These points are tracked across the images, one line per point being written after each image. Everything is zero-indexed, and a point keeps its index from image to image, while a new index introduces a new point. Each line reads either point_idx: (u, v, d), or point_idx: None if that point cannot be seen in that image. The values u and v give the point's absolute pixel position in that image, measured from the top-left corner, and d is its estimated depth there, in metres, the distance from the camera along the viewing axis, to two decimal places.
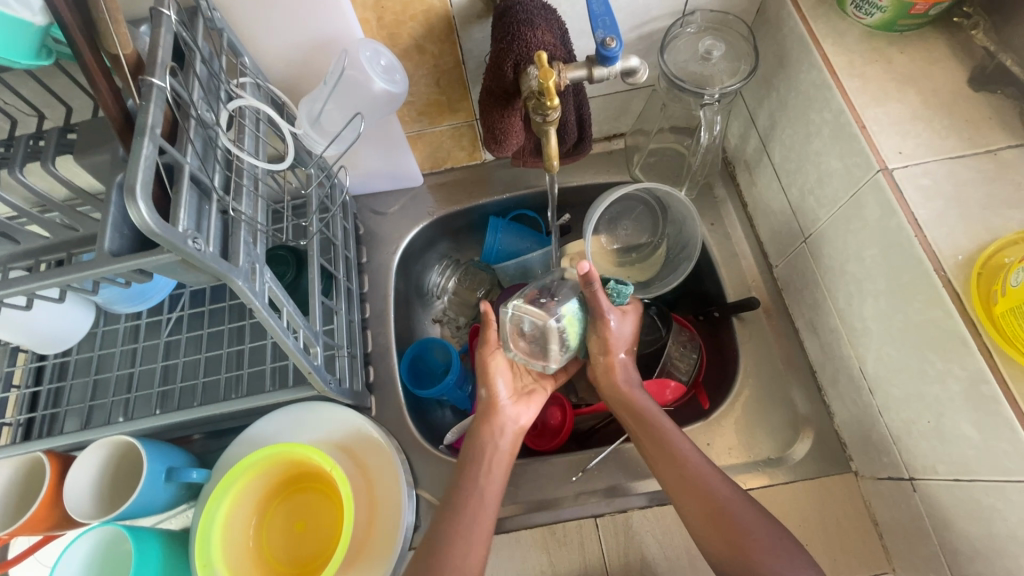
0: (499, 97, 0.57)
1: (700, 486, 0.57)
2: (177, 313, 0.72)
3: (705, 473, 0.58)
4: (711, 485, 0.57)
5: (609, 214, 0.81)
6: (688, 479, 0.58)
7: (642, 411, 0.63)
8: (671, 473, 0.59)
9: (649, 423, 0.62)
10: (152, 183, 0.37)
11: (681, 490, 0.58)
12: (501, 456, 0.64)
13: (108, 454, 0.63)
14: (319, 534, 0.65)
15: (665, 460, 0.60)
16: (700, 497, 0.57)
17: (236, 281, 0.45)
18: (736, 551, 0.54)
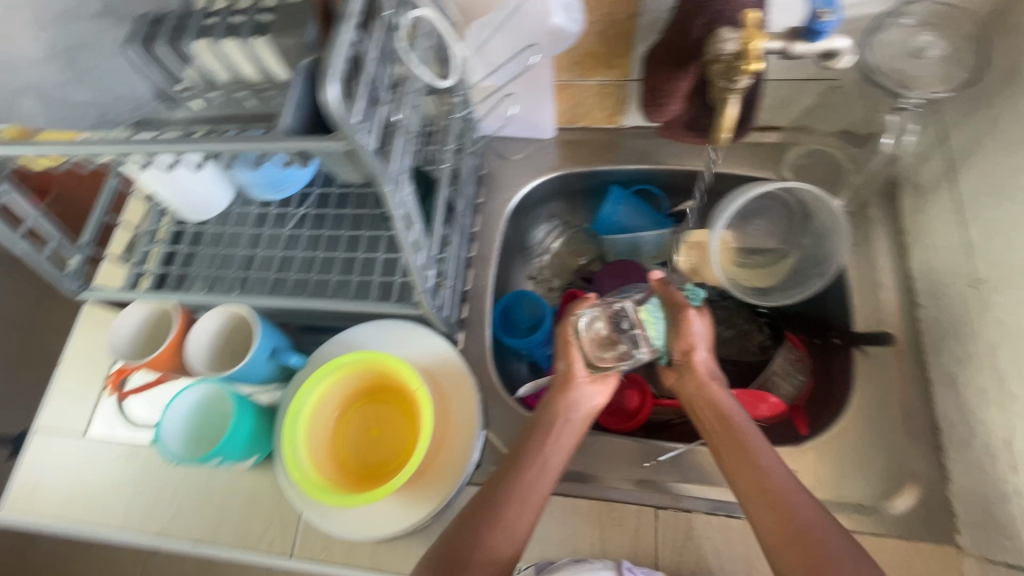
0: (676, 56, 0.54)
1: (776, 495, 0.52)
2: (305, 209, 0.76)
3: (789, 485, 0.53)
4: (790, 497, 0.52)
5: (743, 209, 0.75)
6: (761, 485, 0.53)
7: (721, 412, 0.59)
8: (748, 477, 0.54)
9: (728, 423, 0.58)
10: (346, 69, 0.38)
11: (754, 495, 0.53)
12: (570, 431, 0.62)
13: (226, 320, 0.69)
14: (389, 445, 0.68)
15: (740, 463, 0.55)
16: (773, 506, 0.52)
17: (386, 184, 0.46)
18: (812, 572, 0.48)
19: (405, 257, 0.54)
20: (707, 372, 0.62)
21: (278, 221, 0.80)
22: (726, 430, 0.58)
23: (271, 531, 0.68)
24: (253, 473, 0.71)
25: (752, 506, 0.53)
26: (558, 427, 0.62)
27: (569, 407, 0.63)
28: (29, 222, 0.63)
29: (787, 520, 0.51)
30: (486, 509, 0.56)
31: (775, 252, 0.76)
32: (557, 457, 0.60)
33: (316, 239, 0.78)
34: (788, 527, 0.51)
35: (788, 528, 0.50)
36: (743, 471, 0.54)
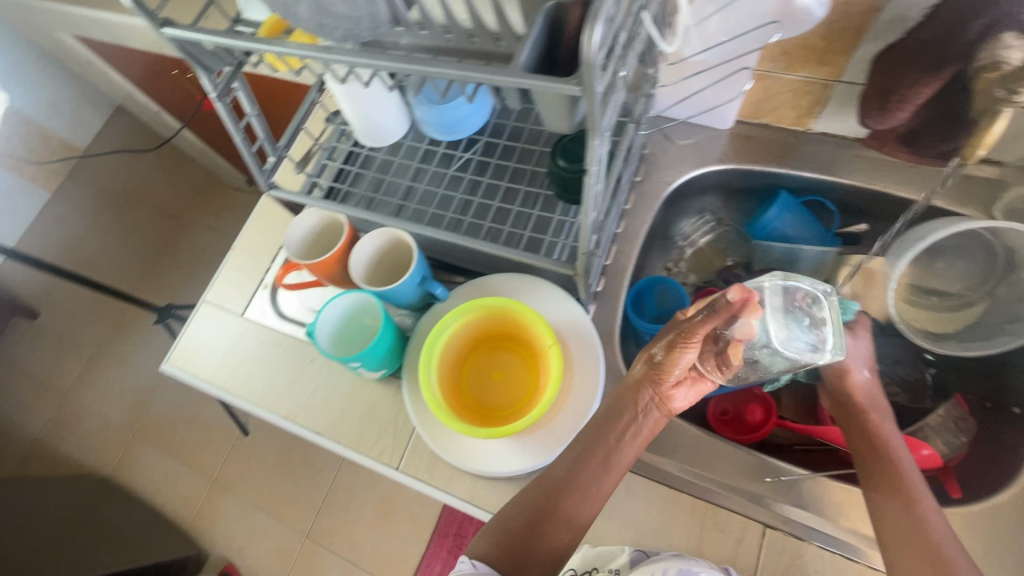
0: (930, 58, 0.48)
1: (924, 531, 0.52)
2: (472, 154, 0.79)
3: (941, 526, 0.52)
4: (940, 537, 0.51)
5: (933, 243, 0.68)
6: (911, 518, 0.53)
7: (878, 441, 0.58)
8: (898, 509, 0.53)
9: (885, 452, 0.57)
10: (606, 14, 0.39)
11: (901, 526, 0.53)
12: (641, 433, 0.59)
13: (387, 242, 0.74)
14: (508, 391, 0.70)
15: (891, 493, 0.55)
16: (921, 543, 0.51)
17: (598, 137, 0.47)
18: None
19: (583, 214, 0.55)
20: (867, 393, 0.61)
21: (443, 161, 0.84)
22: (882, 459, 0.57)
23: (384, 439, 0.74)
24: (377, 384, 0.77)
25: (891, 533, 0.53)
26: (629, 423, 0.59)
27: (649, 401, 0.59)
28: (248, 118, 0.71)
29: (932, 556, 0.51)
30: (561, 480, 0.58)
31: (960, 300, 0.68)
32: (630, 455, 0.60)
33: (475, 185, 0.82)
34: (926, 557, 0.51)
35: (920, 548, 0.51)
36: (887, 488, 0.55)
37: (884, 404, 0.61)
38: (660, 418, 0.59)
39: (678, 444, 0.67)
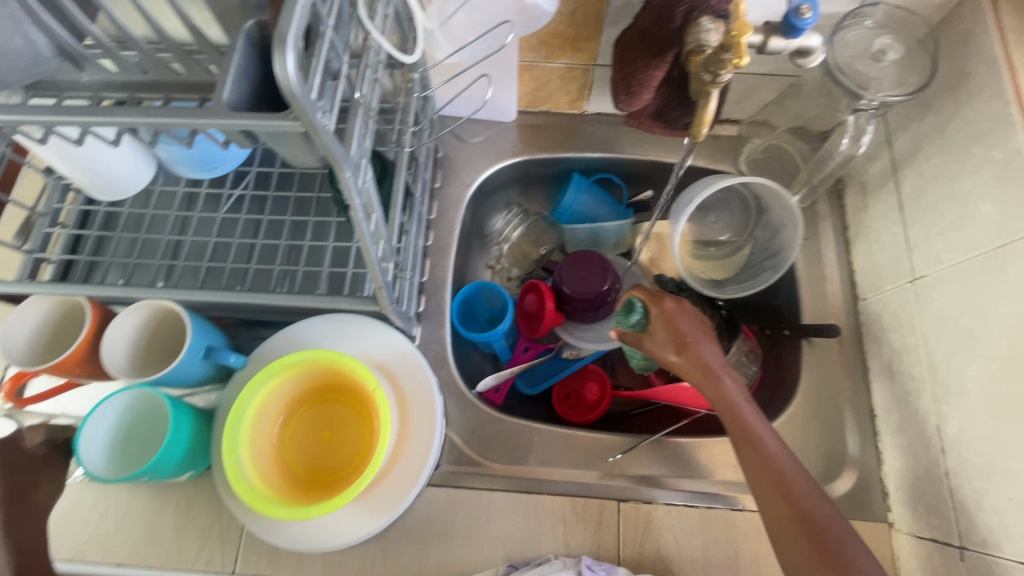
0: (652, 44, 0.52)
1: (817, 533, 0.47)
2: (242, 191, 0.69)
3: (826, 513, 0.48)
4: (833, 532, 0.47)
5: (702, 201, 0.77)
6: (800, 526, 0.47)
7: (741, 420, 0.53)
8: (773, 496, 0.49)
9: (749, 431, 0.52)
10: (302, 38, 0.33)
11: (779, 519, 0.49)
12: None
13: (145, 319, 0.61)
14: (343, 448, 0.63)
15: (768, 486, 0.50)
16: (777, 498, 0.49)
17: (345, 171, 0.41)
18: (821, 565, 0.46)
19: (363, 250, 0.49)
20: (700, 359, 0.57)
21: (210, 203, 0.71)
22: (742, 434, 0.52)
23: (209, 545, 0.62)
24: (186, 483, 0.64)
25: (781, 534, 0.48)
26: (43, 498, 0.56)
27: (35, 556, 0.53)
28: None
29: (835, 564, 0.46)
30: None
31: (733, 245, 0.78)
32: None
33: (256, 225, 0.71)
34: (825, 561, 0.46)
35: (823, 553, 0.46)
36: (743, 445, 0.52)
37: (721, 363, 0.57)
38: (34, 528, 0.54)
39: (531, 446, 0.68)
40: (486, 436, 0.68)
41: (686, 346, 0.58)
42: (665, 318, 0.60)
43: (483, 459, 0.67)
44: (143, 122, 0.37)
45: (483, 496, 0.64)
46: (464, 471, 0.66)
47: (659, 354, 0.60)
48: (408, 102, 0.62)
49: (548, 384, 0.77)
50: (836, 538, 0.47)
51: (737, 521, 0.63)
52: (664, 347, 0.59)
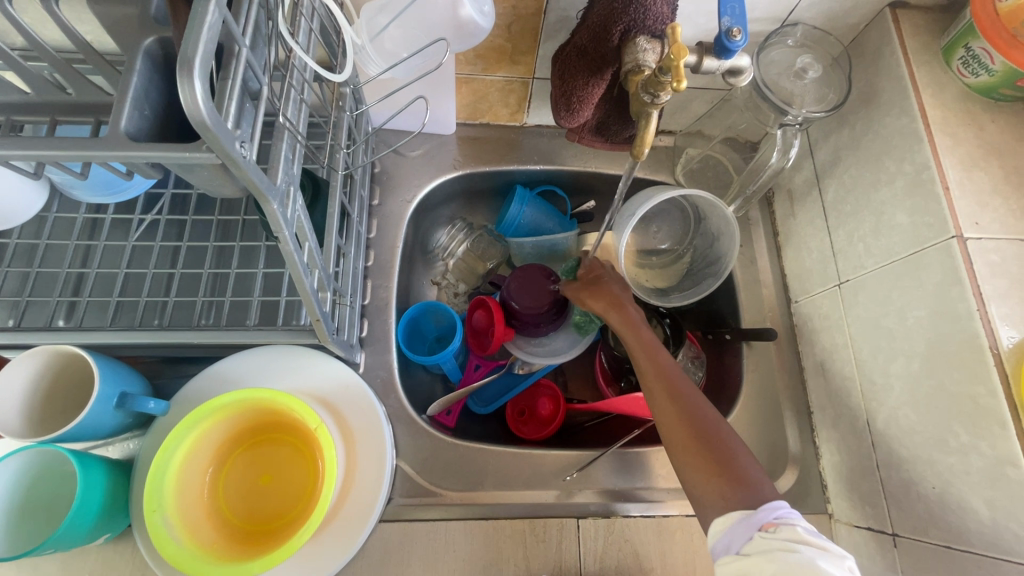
0: (590, 62, 0.51)
1: (710, 440, 0.51)
2: (155, 216, 0.62)
3: (716, 423, 0.52)
4: (723, 443, 0.50)
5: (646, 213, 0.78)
6: (695, 435, 0.51)
7: (649, 350, 0.58)
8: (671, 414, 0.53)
9: (652, 359, 0.57)
10: (213, 61, 0.29)
11: (677, 435, 0.52)
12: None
13: (41, 369, 0.53)
14: (285, 492, 0.59)
15: (669, 405, 0.54)
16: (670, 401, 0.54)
17: (270, 202, 0.38)
18: (709, 467, 0.49)
19: (296, 282, 0.46)
20: (609, 300, 0.64)
21: (118, 230, 0.64)
22: (647, 361, 0.57)
23: None
24: (101, 547, 0.57)
25: (678, 448, 0.52)
26: None
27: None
28: None
29: (723, 469, 0.49)
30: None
31: (675, 253, 0.80)
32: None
33: (174, 252, 0.65)
34: (712, 466, 0.49)
35: (712, 458, 0.50)
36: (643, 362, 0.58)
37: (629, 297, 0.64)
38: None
39: (487, 469, 0.66)
40: (440, 462, 0.66)
41: (598, 289, 0.66)
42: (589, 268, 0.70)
43: (436, 486, 0.65)
44: (17, 154, 0.32)
45: (439, 527, 0.61)
46: (417, 502, 0.63)
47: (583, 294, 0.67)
48: (340, 118, 0.58)
49: (501, 401, 0.75)
50: (721, 441, 0.51)
51: (692, 526, 0.64)
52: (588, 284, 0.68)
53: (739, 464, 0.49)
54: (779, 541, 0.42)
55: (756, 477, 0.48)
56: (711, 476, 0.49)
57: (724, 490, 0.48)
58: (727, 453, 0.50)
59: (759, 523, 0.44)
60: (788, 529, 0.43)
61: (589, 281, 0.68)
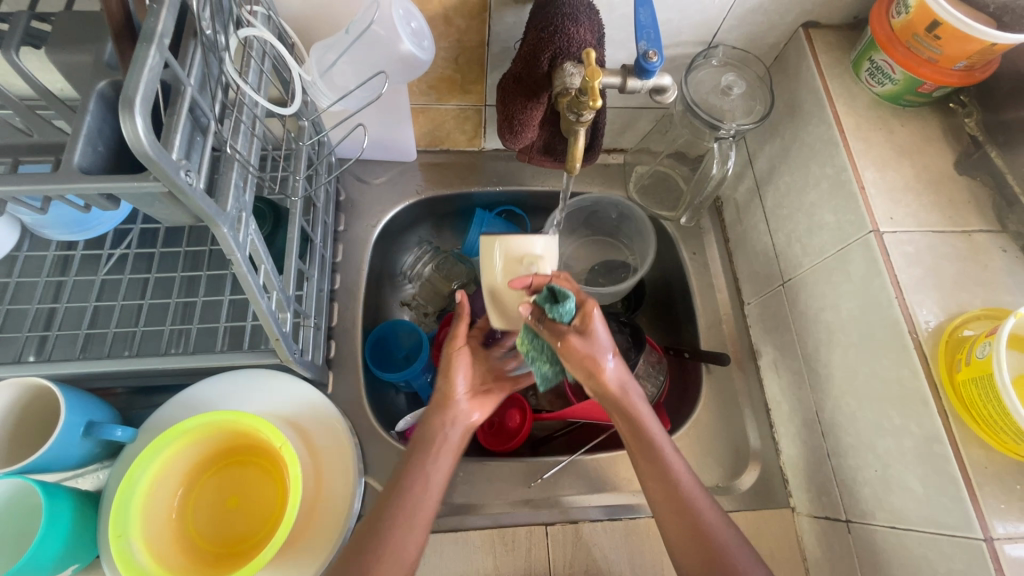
0: (525, 88, 0.55)
1: (700, 527, 0.53)
2: (124, 250, 0.65)
3: (715, 523, 0.53)
4: (715, 532, 0.53)
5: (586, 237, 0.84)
6: (688, 520, 0.54)
7: (642, 434, 0.56)
8: (665, 501, 0.55)
9: (647, 445, 0.55)
10: (154, 99, 0.32)
11: (672, 519, 0.54)
12: (449, 449, 0.59)
13: (9, 403, 0.54)
14: (253, 512, 0.60)
15: (663, 492, 0.55)
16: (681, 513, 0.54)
17: (220, 227, 0.40)
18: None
19: (252, 303, 0.48)
20: (615, 388, 0.55)
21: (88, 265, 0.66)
22: (642, 448, 0.56)
23: None
24: None
25: (673, 530, 0.54)
26: None
27: (445, 425, 0.60)
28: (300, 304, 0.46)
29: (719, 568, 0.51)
30: (375, 533, 0.53)
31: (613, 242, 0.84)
32: (441, 472, 0.57)
33: (143, 284, 0.67)
34: (701, 546, 0.53)
35: (701, 540, 0.53)
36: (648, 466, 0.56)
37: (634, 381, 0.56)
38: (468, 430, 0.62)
39: (455, 482, 0.67)
40: None
41: (603, 369, 0.53)
42: (588, 330, 0.54)
43: None
44: None
45: None
46: None
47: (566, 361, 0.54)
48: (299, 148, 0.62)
49: None
50: (727, 554, 0.52)
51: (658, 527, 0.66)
52: (583, 354, 0.53)
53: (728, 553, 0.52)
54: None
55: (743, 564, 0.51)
56: None
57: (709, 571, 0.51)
58: (717, 539, 0.53)
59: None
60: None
61: (597, 358, 0.53)
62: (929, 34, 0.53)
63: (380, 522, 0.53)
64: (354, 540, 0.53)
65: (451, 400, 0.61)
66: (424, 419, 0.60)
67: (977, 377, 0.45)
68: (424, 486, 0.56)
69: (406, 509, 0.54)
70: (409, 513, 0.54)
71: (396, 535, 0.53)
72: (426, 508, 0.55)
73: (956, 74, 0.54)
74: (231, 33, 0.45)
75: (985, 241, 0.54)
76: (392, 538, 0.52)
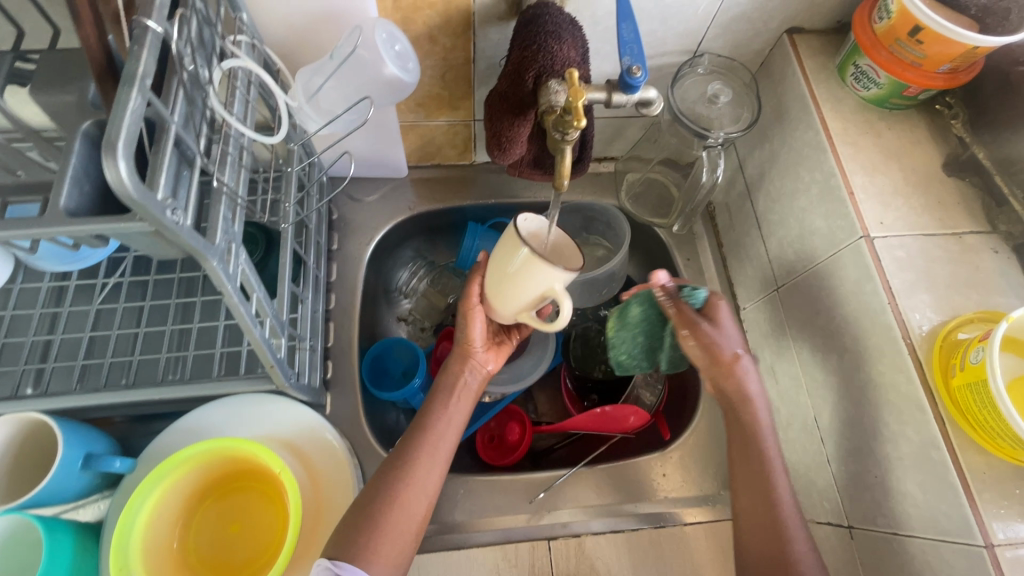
0: (512, 105, 0.55)
1: (779, 527, 0.54)
2: (118, 279, 0.65)
3: (791, 518, 0.55)
4: (791, 532, 0.54)
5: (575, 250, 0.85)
6: (768, 518, 0.55)
7: (750, 434, 0.57)
8: (753, 499, 0.56)
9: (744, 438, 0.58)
10: (137, 141, 0.32)
11: (751, 517, 0.56)
12: (467, 395, 0.63)
13: (8, 440, 0.55)
14: (254, 537, 0.60)
15: (753, 492, 0.56)
16: (763, 512, 0.55)
17: (210, 260, 0.40)
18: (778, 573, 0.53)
19: (245, 332, 0.48)
20: (740, 377, 0.57)
21: (81, 295, 0.66)
22: (743, 442, 0.58)
23: None
24: None
25: (749, 529, 0.56)
26: None
27: (467, 371, 0.64)
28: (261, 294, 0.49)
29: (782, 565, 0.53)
30: (392, 481, 0.55)
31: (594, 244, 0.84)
32: (462, 416, 0.62)
33: (138, 312, 0.67)
34: (775, 547, 0.54)
35: (776, 541, 0.54)
36: (743, 466, 0.57)
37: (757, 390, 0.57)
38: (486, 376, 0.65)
39: (456, 499, 0.67)
40: None
41: (733, 360, 0.57)
42: (717, 320, 0.58)
43: None
44: None
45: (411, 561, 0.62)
46: None
47: (693, 343, 0.57)
48: (289, 171, 0.62)
49: (471, 431, 0.77)
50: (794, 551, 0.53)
51: (661, 537, 0.66)
52: (716, 342, 0.57)
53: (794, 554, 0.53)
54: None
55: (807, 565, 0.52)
56: None
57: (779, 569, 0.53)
58: (791, 541, 0.54)
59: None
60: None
61: (722, 347, 0.57)
62: (912, 39, 0.53)
63: (396, 473, 0.56)
64: (372, 485, 0.56)
65: (472, 348, 0.64)
66: (448, 367, 0.64)
67: (972, 383, 0.45)
68: (442, 435, 0.59)
69: (426, 458, 0.57)
70: (425, 464, 0.57)
71: (409, 488, 0.55)
72: (432, 478, 0.57)
73: (941, 77, 0.55)
74: (214, 65, 0.45)
75: (975, 243, 0.54)
76: (406, 492, 0.55)
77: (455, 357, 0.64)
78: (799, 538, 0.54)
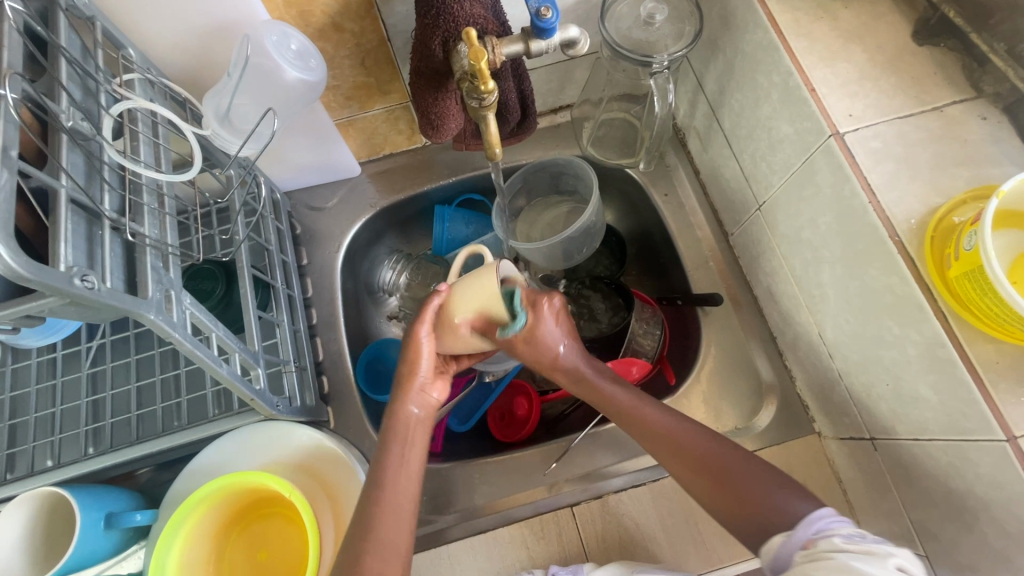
0: (430, 80, 0.52)
1: (706, 467, 0.52)
2: (98, 341, 0.65)
3: (695, 436, 0.54)
4: (698, 444, 0.54)
5: (543, 217, 0.82)
6: (679, 456, 0.54)
7: (631, 414, 0.58)
8: (675, 462, 0.54)
9: (630, 413, 0.58)
10: (14, 218, 0.31)
11: (689, 479, 0.53)
12: (419, 431, 0.56)
13: (30, 515, 0.57)
14: (284, 559, 0.62)
15: (664, 453, 0.55)
16: (668, 448, 0.55)
17: (147, 315, 0.39)
18: (740, 497, 0.50)
19: (212, 373, 0.47)
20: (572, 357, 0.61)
21: (71, 363, 0.67)
22: (632, 428, 0.57)
23: None
24: None
25: (689, 484, 0.53)
26: None
27: (410, 403, 0.57)
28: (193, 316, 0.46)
29: (730, 487, 0.51)
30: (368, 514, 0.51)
31: (560, 202, 0.82)
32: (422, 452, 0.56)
33: (129, 367, 0.67)
34: (716, 484, 0.52)
35: (711, 475, 0.52)
36: (629, 424, 0.58)
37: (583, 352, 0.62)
38: (435, 407, 0.58)
39: (474, 484, 0.68)
40: (430, 491, 0.68)
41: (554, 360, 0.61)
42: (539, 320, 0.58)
43: (431, 515, 0.66)
44: None
45: (441, 551, 0.63)
46: (416, 535, 0.65)
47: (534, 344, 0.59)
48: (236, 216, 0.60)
49: (481, 411, 0.77)
50: (717, 463, 0.52)
51: None
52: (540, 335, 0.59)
53: (757, 488, 0.50)
54: (816, 550, 0.42)
55: (775, 498, 0.48)
56: (741, 506, 0.50)
57: (761, 522, 0.48)
58: (732, 473, 0.51)
59: (801, 541, 0.44)
60: (826, 541, 0.42)
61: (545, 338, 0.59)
62: None
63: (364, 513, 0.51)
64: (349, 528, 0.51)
65: (416, 373, 0.57)
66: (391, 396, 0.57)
67: (971, 271, 0.41)
68: (414, 454, 0.55)
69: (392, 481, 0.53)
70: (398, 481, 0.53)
71: (382, 523, 0.50)
72: (405, 499, 0.52)
73: None
74: (104, 113, 0.43)
75: (959, 114, 0.49)
76: (384, 522, 0.50)
77: (400, 373, 0.57)
78: (725, 473, 0.52)
